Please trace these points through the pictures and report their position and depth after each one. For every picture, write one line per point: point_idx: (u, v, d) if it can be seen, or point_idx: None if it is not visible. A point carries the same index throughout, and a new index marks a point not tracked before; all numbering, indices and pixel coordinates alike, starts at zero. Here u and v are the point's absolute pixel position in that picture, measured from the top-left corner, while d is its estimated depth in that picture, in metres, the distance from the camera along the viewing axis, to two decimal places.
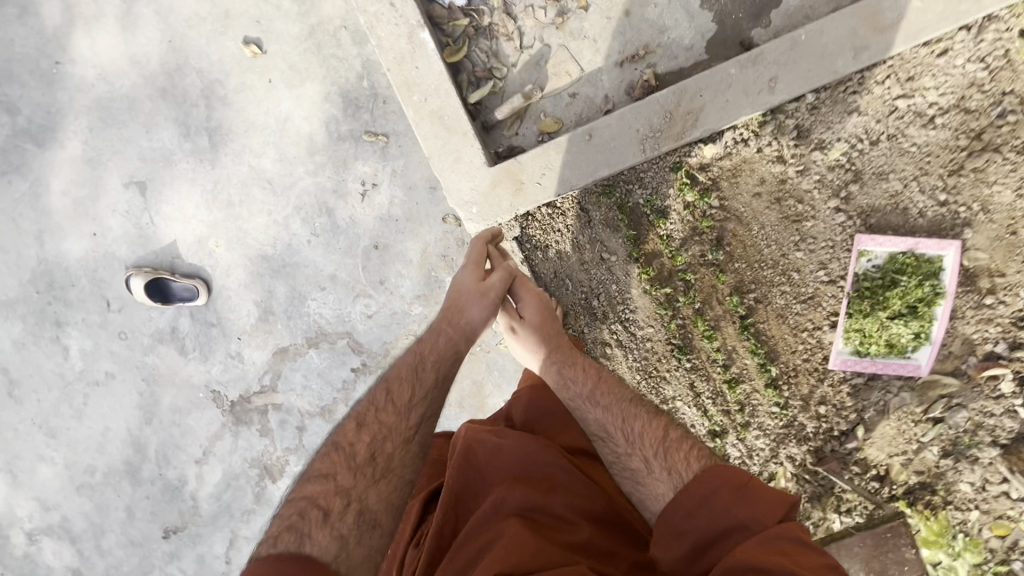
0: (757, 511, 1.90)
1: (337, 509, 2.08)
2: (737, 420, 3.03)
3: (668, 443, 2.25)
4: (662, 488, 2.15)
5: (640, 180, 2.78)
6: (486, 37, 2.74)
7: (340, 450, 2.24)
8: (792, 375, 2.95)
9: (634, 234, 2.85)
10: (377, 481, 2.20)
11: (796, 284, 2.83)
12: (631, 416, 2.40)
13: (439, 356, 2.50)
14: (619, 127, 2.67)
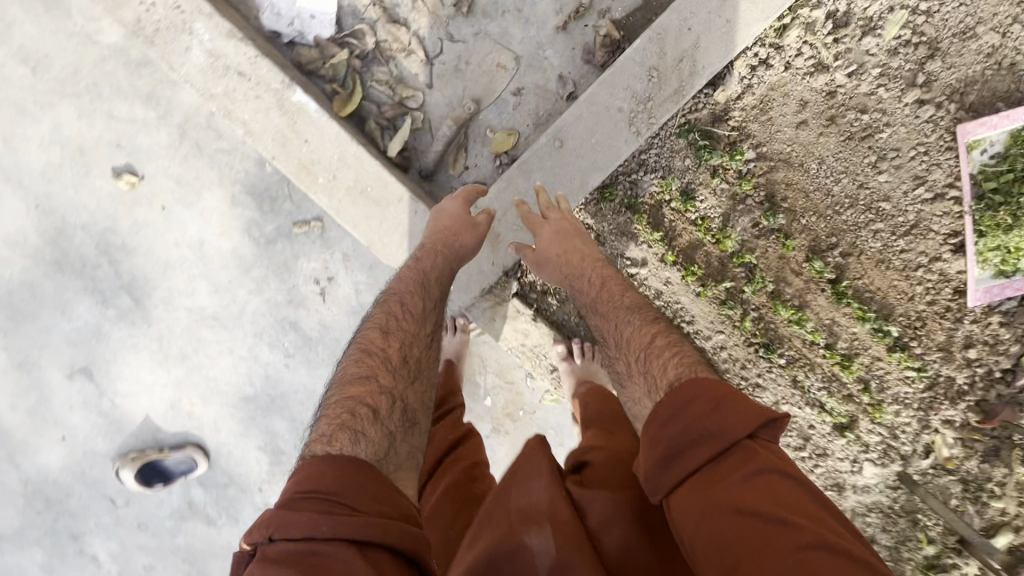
0: (728, 424, 1.29)
1: (385, 408, 1.50)
2: (866, 402, 2.36)
3: (655, 349, 1.59)
4: (639, 393, 1.58)
5: (645, 165, 2.11)
6: (379, 62, 2.01)
7: (372, 356, 1.62)
8: (918, 327, 2.25)
9: (660, 233, 2.16)
10: (413, 382, 1.64)
11: (891, 218, 2.11)
12: (612, 313, 1.77)
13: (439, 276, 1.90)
14: (595, 111, 1.98)
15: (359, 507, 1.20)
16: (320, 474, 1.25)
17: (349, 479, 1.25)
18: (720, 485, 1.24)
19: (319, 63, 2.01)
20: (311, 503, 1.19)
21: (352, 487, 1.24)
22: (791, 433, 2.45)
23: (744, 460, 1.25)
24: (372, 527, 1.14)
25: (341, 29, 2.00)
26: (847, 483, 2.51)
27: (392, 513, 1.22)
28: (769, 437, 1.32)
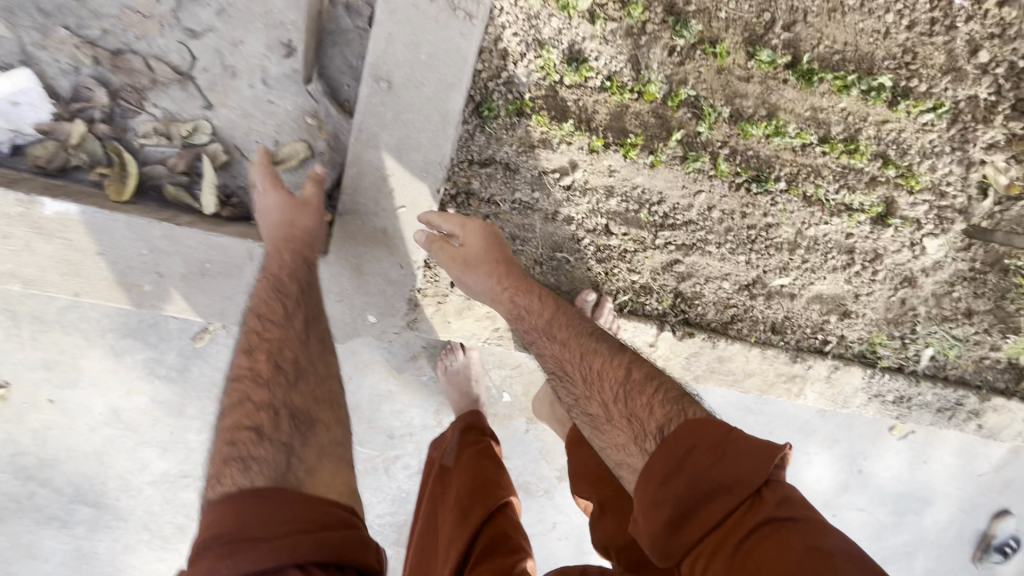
0: (740, 474, 1.16)
1: (271, 415, 1.28)
2: (895, 174, 1.96)
3: (631, 389, 1.37)
4: (623, 439, 1.34)
5: (513, 53, 1.61)
6: (130, 107, 1.46)
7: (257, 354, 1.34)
8: (911, 62, 1.83)
9: (571, 122, 1.71)
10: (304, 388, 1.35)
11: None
12: (575, 352, 1.50)
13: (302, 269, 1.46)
14: (404, 26, 1.43)
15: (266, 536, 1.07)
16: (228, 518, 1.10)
17: (250, 516, 1.10)
18: (725, 540, 1.12)
19: (59, 156, 1.44)
20: (215, 547, 1.05)
21: (253, 519, 1.09)
22: (835, 253, 2.03)
23: (753, 513, 1.13)
24: (274, 553, 1.03)
25: (60, 99, 1.43)
26: (915, 270, 2.13)
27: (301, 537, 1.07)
28: (777, 482, 1.19)
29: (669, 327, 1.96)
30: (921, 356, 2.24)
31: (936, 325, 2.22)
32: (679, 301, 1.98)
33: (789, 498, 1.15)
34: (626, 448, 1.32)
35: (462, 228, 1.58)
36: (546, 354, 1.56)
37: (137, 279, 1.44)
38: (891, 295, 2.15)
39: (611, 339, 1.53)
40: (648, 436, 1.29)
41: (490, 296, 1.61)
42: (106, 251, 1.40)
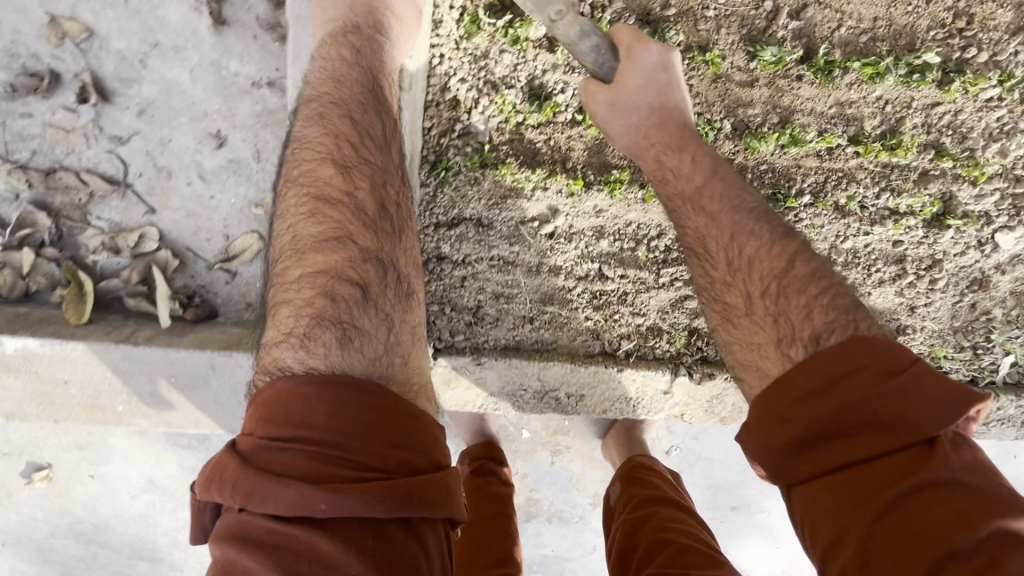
0: (915, 414, 0.94)
1: (376, 279, 1.11)
2: (953, 166, 1.60)
3: (779, 287, 1.15)
4: (761, 339, 1.15)
5: (464, 101, 1.40)
6: (74, 221, 1.41)
7: (332, 203, 1.12)
8: (967, 27, 1.45)
9: (543, 166, 1.50)
10: (403, 239, 1.19)
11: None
12: (722, 232, 1.24)
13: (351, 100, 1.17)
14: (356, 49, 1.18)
15: (381, 386, 1.04)
16: (305, 412, 0.97)
17: (341, 394, 0.99)
18: (871, 486, 0.94)
19: (18, 283, 1.42)
20: (297, 459, 0.95)
21: (347, 428, 0.97)
22: (882, 264, 1.72)
23: (927, 464, 0.92)
24: (382, 503, 0.92)
25: (6, 226, 1.39)
26: (986, 270, 1.78)
27: (407, 455, 1.00)
28: (957, 437, 0.95)
29: (685, 370, 1.75)
30: (1001, 365, 1.90)
31: (1017, 328, 1.86)
32: (695, 337, 1.76)
33: (977, 460, 0.93)
34: (764, 349, 1.14)
35: (619, 83, 1.28)
36: (687, 229, 1.30)
37: (108, 400, 1.42)
38: (959, 302, 1.81)
39: (764, 219, 1.23)
40: (796, 342, 1.09)
41: (630, 152, 1.37)
42: (73, 377, 1.38)
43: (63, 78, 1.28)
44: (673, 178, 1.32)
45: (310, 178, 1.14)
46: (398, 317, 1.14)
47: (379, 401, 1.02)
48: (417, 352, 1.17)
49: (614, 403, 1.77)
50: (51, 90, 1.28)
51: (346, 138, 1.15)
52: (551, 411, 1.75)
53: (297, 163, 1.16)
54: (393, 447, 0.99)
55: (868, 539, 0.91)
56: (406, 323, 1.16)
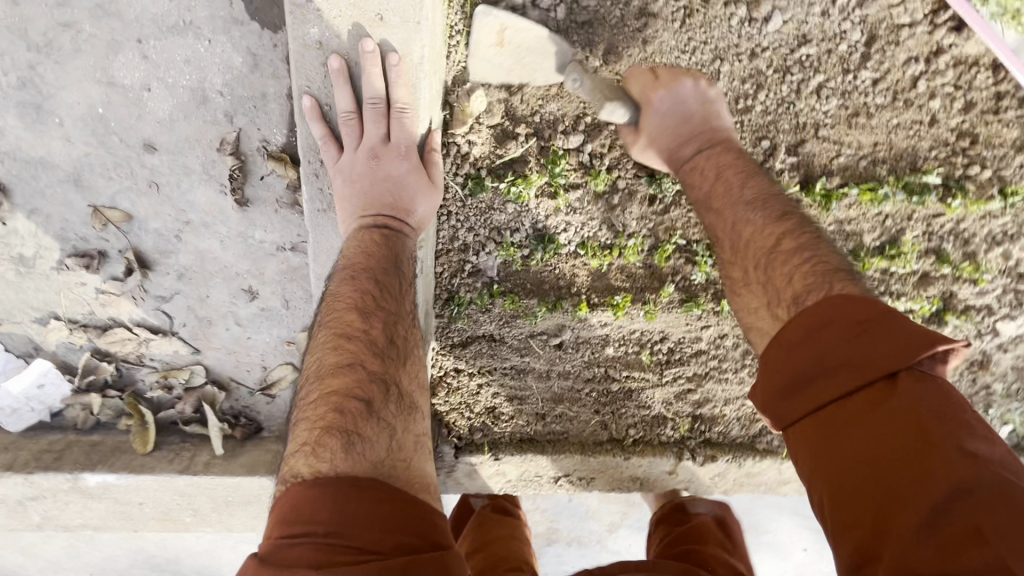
0: (883, 348, 0.91)
1: (381, 397, 0.98)
2: (953, 270, 1.63)
3: (764, 269, 1.14)
4: (756, 303, 1.15)
5: (472, 245, 1.48)
6: (130, 364, 1.58)
7: (352, 337, 1.01)
8: (971, 147, 1.45)
9: (548, 294, 1.60)
10: (410, 362, 1.07)
11: (839, 49, 1.35)
12: (725, 218, 1.23)
13: (387, 255, 1.08)
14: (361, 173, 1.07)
15: (382, 479, 0.90)
16: (312, 506, 0.84)
17: (342, 488, 0.86)
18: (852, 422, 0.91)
19: (91, 416, 1.62)
20: (304, 551, 0.79)
21: (353, 517, 0.83)
22: None
23: (901, 399, 0.88)
24: None
25: (74, 372, 1.58)
26: (987, 352, 1.82)
27: (405, 538, 0.84)
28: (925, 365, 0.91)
29: (688, 454, 1.87)
30: (999, 433, 1.96)
31: (1017, 401, 1.91)
32: (697, 423, 1.88)
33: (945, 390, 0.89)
34: (758, 313, 1.13)
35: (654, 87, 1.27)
36: (710, 225, 1.26)
37: (177, 513, 1.63)
38: (958, 381, 1.86)
39: (767, 202, 1.19)
40: (784, 304, 1.07)
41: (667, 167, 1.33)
42: (146, 500, 1.58)
43: (110, 254, 1.42)
44: (691, 187, 1.29)
45: (336, 314, 1.04)
46: (399, 426, 1.00)
47: (378, 486, 0.88)
48: (420, 457, 1.02)
49: (625, 483, 1.91)
50: (100, 265, 1.42)
51: (377, 278, 1.06)
52: (564, 491, 1.91)
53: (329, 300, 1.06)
54: (393, 532, 0.83)
55: (849, 478, 0.89)
56: (410, 435, 1.02)
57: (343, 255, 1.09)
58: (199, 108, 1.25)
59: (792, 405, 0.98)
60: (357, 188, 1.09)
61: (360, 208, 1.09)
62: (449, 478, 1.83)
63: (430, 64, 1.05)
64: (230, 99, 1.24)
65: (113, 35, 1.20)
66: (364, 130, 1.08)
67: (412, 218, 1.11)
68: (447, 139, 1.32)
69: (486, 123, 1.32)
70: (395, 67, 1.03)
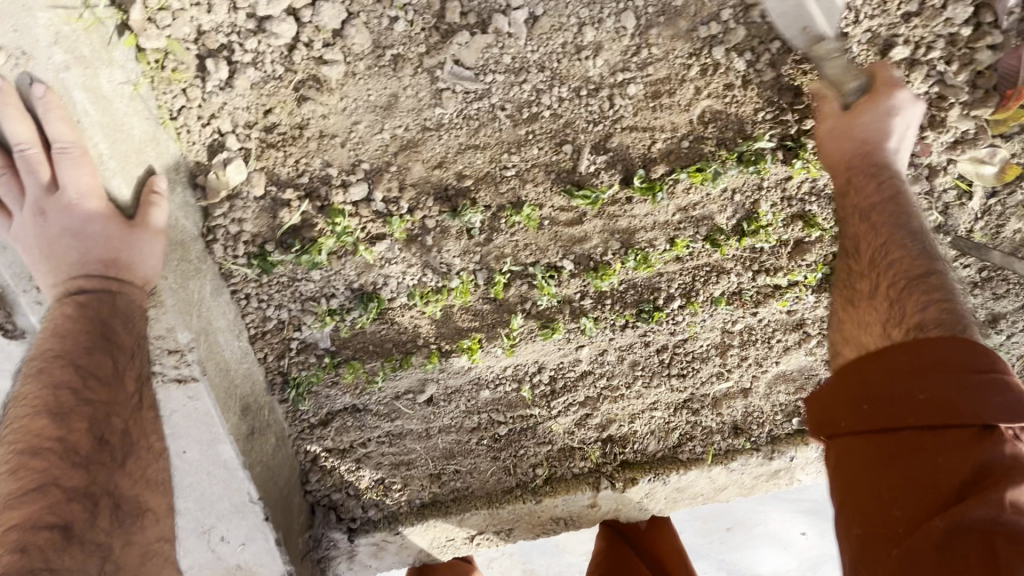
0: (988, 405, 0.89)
1: (85, 516, 0.91)
2: (825, 231, 1.48)
3: (903, 309, 1.05)
4: (870, 319, 1.11)
5: (289, 321, 1.36)
6: None
7: (42, 448, 0.92)
8: (798, 101, 1.31)
9: (394, 352, 1.47)
10: (130, 461, 1.01)
11: (581, 12, 1.18)
12: (876, 240, 1.15)
13: (91, 328, 0.99)
14: (35, 234, 0.98)
15: None
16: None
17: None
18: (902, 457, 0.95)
19: None
20: None
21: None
22: (781, 334, 1.61)
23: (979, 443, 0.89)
24: None
25: None
26: None
27: None
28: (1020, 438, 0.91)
29: (606, 482, 1.71)
30: None
31: None
32: (609, 446, 1.72)
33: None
34: (870, 326, 1.10)
35: (852, 113, 1.22)
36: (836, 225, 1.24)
37: None
38: None
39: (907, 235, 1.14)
40: (902, 324, 1.03)
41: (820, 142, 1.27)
42: None
43: None
44: (858, 195, 1.21)
45: (22, 423, 0.93)
46: (117, 542, 0.95)
47: None
48: (150, 568, 0.99)
49: (548, 525, 1.76)
50: None
51: (75, 363, 0.97)
52: (486, 546, 1.78)
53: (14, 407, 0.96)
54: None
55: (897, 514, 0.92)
56: (137, 545, 0.98)
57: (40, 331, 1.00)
58: None
59: (864, 423, 1.01)
60: (35, 252, 0.99)
61: (46, 271, 1.00)
62: (354, 565, 1.68)
63: (112, 159, 1.01)
64: None
65: None
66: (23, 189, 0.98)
67: (111, 283, 1.02)
68: (210, 223, 1.20)
69: (250, 195, 1.20)
70: (44, 100, 0.94)
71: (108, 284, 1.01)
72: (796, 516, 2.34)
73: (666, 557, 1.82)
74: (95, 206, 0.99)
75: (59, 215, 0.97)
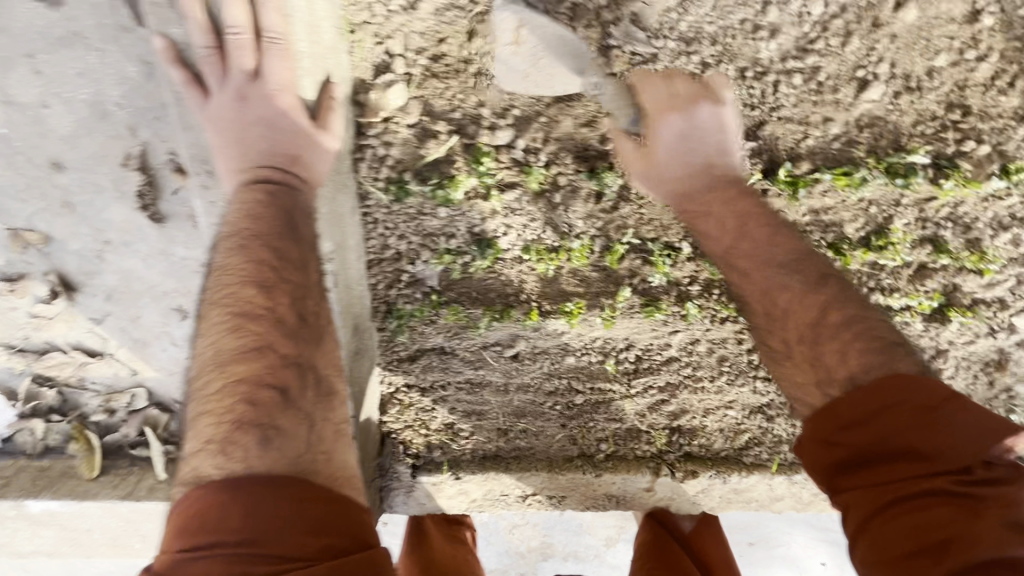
0: (955, 447, 0.94)
1: (296, 383, 0.93)
2: (953, 261, 1.38)
3: (823, 350, 1.09)
4: (803, 379, 1.13)
5: (407, 253, 1.38)
6: (74, 389, 1.54)
7: (255, 317, 0.93)
8: (964, 120, 1.27)
9: (495, 303, 1.48)
10: (324, 340, 1.01)
11: None
12: (756, 273, 1.18)
13: (284, 212, 0.99)
14: (230, 122, 0.99)
15: (299, 479, 0.87)
16: (224, 512, 0.81)
17: (258, 493, 0.83)
18: (894, 485, 0.96)
19: (39, 442, 1.58)
20: (217, 562, 0.78)
21: (270, 525, 0.81)
22: None
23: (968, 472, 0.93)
24: None
25: (18, 398, 1.54)
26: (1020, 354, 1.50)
27: (331, 540, 0.84)
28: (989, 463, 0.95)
29: (667, 470, 1.72)
30: None
31: None
32: (676, 436, 1.72)
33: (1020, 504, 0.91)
34: (806, 382, 1.12)
35: (646, 152, 1.20)
36: (735, 267, 1.21)
37: (126, 540, 1.60)
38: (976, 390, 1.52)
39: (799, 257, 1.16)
40: (835, 381, 1.06)
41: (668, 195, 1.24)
42: (94, 525, 1.55)
43: (34, 276, 1.37)
44: (712, 240, 1.23)
45: (232, 292, 0.94)
46: (318, 416, 0.95)
47: (294, 485, 0.86)
48: (343, 448, 0.98)
49: (599, 499, 1.78)
50: (26, 289, 1.38)
51: (274, 244, 0.97)
52: (535, 509, 1.80)
53: (221, 273, 0.96)
54: (318, 533, 0.83)
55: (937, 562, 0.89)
56: (331, 425, 0.97)
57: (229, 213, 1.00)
58: (99, 122, 1.18)
59: (858, 478, 1.00)
60: (230, 135, 1.00)
61: (238, 158, 1.01)
62: (410, 499, 1.73)
63: (309, 57, 1.02)
64: (131, 111, 1.17)
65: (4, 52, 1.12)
66: (229, 68, 0.98)
67: (307, 170, 1.03)
68: (362, 141, 1.23)
69: (405, 120, 1.22)
70: None
71: (308, 171, 1.03)
72: (826, 544, 2.32)
73: (714, 564, 1.85)
74: (291, 98, 1.01)
75: (263, 102, 0.99)
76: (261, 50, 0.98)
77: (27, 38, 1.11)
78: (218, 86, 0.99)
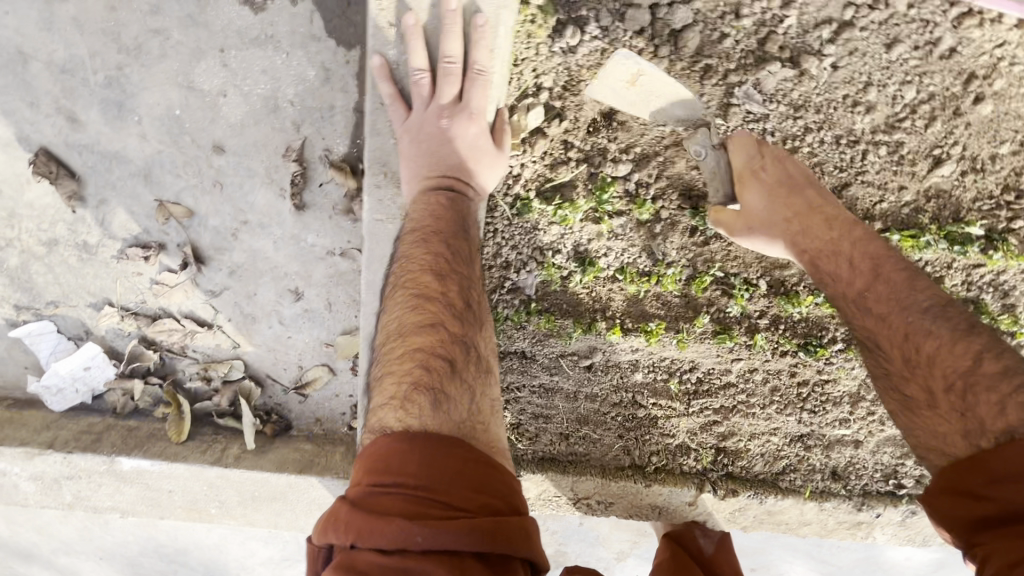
0: None
1: (462, 358, 1.08)
2: (990, 322, 1.55)
3: (979, 405, 1.09)
4: (945, 429, 1.13)
5: (514, 263, 1.52)
6: (175, 355, 1.64)
7: (432, 299, 1.12)
8: (1017, 201, 1.43)
9: (583, 316, 1.62)
10: (484, 329, 1.17)
11: (873, 74, 1.33)
12: (889, 322, 1.23)
13: (457, 216, 1.23)
14: (430, 136, 1.25)
15: (463, 441, 0.99)
16: (403, 459, 0.94)
17: (429, 446, 0.95)
18: None
19: (129, 402, 1.67)
20: (397, 500, 0.90)
21: (441, 475, 0.93)
22: None
23: None
24: (470, 535, 0.87)
25: (120, 359, 1.64)
26: None
27: (489, 500, 0.95)
28: None
29: (710, 487, 1.84)
30: None
31: None
32: (721, 456, 1.86)
33: None
34: (949, 433, 1.13)
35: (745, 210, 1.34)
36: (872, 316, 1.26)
37: (204, 504, 1.61)
38: None
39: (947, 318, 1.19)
40: (989, 434, 1.06)
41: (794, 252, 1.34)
42: (176, 487, 1.59)
43: (168, 247, 1.50)
44: (857, 284, 1.29)
45: (414, 277, 1.15)
46: (478, 390, 1.10)
47: (460, 447, 0.97)
48: (493, 421, 1.11)
49: (643, 509, 1.88)
50: (158, 257, 1.50)
51: (449, 239, 1.19)
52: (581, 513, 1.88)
53: (405, 262, 1.18)
54: (479, 490, 0.95)
55: None
56: (487, 399, 1.11)
57: (413, 212, 1.24)
58: (269, 115, 1.37)
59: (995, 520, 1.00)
60: (428, 146, 1.25)
61: (428, 166, 1.25)
62: None
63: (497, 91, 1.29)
64: (300, 109, 1.36)
65: (198, 45, 1.34)
66: (436, 92, 1.26)
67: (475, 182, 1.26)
68: None
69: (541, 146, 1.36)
70: (480, 30, 1.23)
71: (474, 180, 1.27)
72: None
73: None
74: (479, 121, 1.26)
75: (461, 123, 1.25)
76: (465, 84, 1.25)
77: (230, 44, 1.33)
78: (422, 106, 1.26)
